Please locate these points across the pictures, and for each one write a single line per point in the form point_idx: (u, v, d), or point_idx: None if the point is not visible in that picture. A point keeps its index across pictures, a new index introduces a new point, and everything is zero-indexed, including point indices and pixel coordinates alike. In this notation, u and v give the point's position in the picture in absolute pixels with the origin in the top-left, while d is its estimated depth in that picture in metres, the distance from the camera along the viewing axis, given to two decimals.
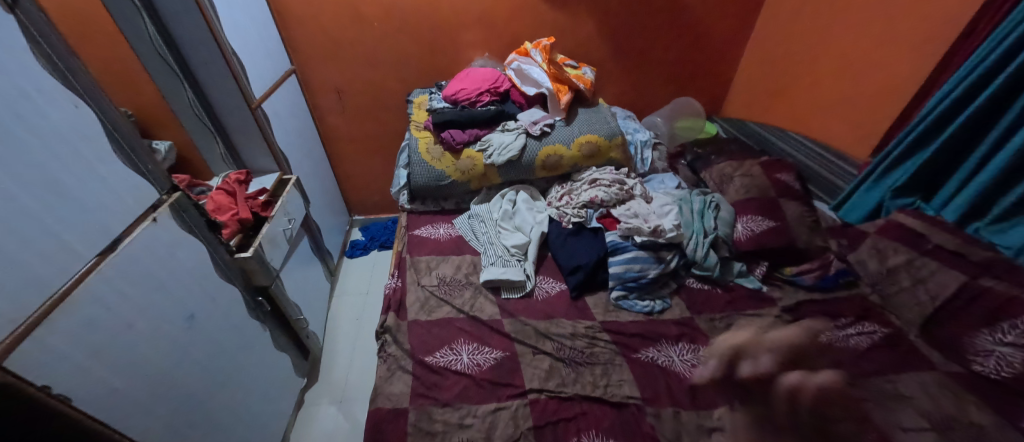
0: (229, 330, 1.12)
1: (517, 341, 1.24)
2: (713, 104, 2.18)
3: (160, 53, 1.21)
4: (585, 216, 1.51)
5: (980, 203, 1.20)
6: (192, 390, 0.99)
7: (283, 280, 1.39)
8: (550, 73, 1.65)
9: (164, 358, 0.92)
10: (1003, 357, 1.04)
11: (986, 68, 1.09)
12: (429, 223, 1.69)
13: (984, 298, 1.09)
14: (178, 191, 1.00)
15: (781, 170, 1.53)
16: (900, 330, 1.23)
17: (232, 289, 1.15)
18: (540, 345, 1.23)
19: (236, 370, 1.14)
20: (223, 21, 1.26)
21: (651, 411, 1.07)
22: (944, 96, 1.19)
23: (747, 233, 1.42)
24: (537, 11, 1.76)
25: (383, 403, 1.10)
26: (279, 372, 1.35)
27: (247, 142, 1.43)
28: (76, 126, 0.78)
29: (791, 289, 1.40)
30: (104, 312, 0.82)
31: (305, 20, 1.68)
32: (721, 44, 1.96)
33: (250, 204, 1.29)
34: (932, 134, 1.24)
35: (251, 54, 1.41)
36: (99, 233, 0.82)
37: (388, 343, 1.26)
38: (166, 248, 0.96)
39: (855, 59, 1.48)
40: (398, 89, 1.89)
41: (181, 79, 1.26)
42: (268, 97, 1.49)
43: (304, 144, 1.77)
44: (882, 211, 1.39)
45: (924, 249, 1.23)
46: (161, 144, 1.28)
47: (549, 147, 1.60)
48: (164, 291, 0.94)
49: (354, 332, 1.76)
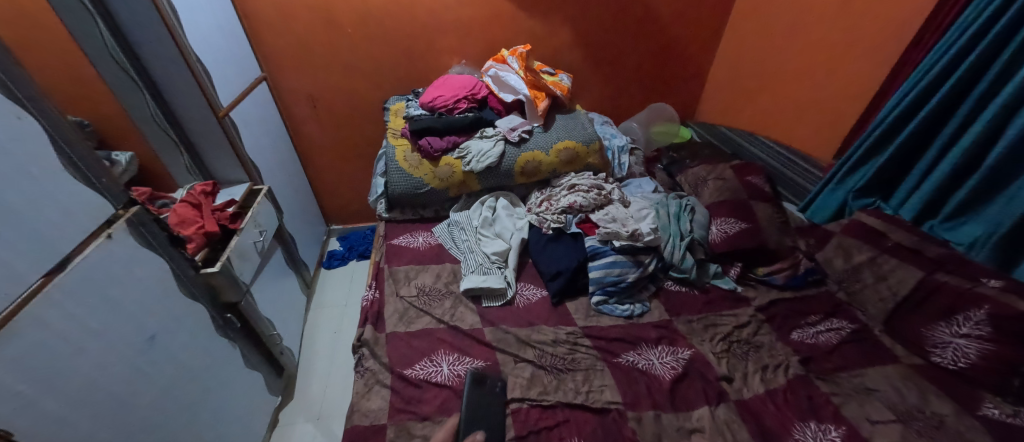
0: (192, 348, 1.07)
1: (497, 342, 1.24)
2: (688, 110, 2.22)
3: (117, 60, 1.14)
4: (565, 221, 1.52)
5: (933, 202, 1.27)
6: (153, 414, 0.94)
7: (254, 294, 1.34)
8: (527, 80, 1.66)
9: (120, 380, 0.87)
10: (959, 348, 1.09)
11: (934, 76, 1.15)
12: (408, 232, 1.66)
13: (940, 292, 1.15)
14: (136, 204, 0.96)
15: (751, 173, 1.58)
16: (865, 325, 1.28)
17: (197, 306, 1.10)
18: (521, 352, 1.23)
19: (203, 389, 1.09)
20: (185, 26, 1.21)
21: (632, 415, 1.08)
22: (898, 102, 1.25)
23: (720, 235, 1.46)
24: (513, 17, 1.76)
25: (359, 420, 1.08)
26: (251, 391, 1.30)
27: (214, 152, 1.38)
28: (18, 140, 0.73)
29: (763, 288, 1.44)
30: (48, 337, 0.76)
31: (274, 25, 1.63)
32: (694, 50, 2.00)
33: (217, 217, 1.23)
34: (888, 138, 1.30)
35: (217, 60, 1.36)
36: (44, 252, 0.77)
37: (366, 357, 1.23)
38: (120, 265, 0.91)
39: (816, 66, 1.54)
40: (373, 96, 1.85)
41: (140, 86, 1.19)
42: (237, 106, 1.43)
43: (276, 154, 1.71)
44: (845, 211, 1.45)
45: (884, 246, 1.29)
46: (122, 155, 1.17)
47: (527, 154, 1.60)
48: (120, 312, 0.89)
49: (332, 345, 1.71)
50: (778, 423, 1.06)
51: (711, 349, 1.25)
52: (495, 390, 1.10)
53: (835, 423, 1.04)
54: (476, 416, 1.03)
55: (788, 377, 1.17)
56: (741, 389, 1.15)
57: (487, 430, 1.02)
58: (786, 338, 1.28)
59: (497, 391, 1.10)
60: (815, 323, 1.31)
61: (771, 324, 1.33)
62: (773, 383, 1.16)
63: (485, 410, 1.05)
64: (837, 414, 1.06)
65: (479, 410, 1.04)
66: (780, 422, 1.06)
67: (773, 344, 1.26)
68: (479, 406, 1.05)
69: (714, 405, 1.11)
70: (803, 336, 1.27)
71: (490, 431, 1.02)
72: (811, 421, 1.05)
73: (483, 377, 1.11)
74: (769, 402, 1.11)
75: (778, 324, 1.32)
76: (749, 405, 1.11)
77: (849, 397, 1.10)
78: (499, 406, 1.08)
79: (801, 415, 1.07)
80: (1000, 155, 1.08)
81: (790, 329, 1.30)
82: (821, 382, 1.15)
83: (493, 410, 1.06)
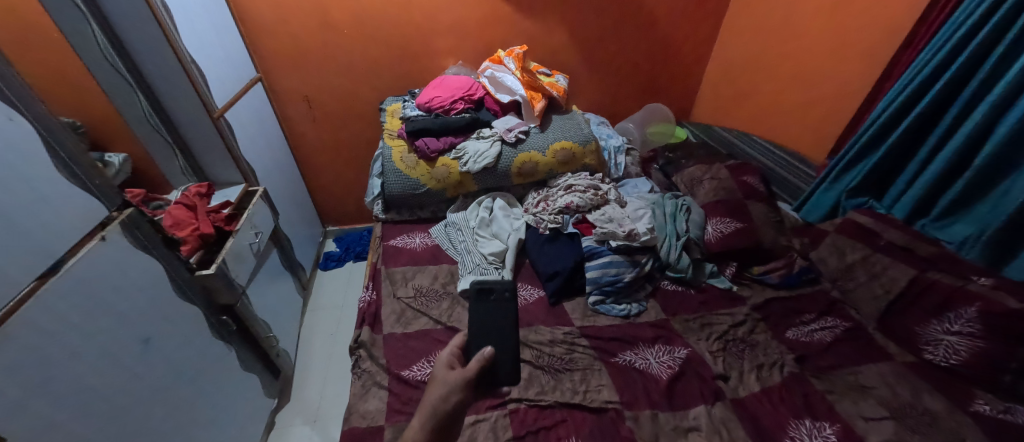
0: (188, 351, 1.06)
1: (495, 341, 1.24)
2: (683, 110, 2.23)
3: (112, 64, 1.14)
4: (562, 222, 1.52)
5: (925, 202, 1.28)
6: (148, 418, 0.93)
7: (250, 297, 1.33)
8: (524, 80, 1.66)
9: (114, 384, 0.86)
10: (951, 345, 1.11)
11: (925, 77, 1.17)
12: (405, 233, 1.66)
13: (932, 290, 1.16)
14: (130, 207, 0.95)
15: (747, 173, 1.59)
16: (859, 323, 1.30)
17: (192, 308, 1.10)
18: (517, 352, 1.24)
19: (198, 392, 1.08)
20: (179, 26, 1.20)
21: (630, 414, 1.09)
22: (890, 102, 1.26)
23: (716, 235, 1.47)
24: (509, 18, 1.76)
25: (357, 421, 1.08)
26: (247, 394, 1.29)
27: (209, 153, 1.37)
28: (10, 142, 0.72)
29: (759, 287, 1.45)
30: (42, 341, 0.75)
31: (269, 25, 1.62)
32: (690, 51, 2.01)
33: (211, 218, 1.21)
34: (880, 138, 1.31)
35: (212, 61, 1.35)
36: (37, 255, 0.77)
37: (363, 358, 1.23)
38: (115, 268, 0.90)
39: (809, 67, 1.55)
40: (369, 97, 1.85)
41: (133, 87, 1.19)
42: (231, 106, 1.42)
43: (272, 155, 1.70)
44: (839, 210, 1.46)
45: (877, 245, 1.30)
46: (115, 158, 1.15)
47: (524, 154, 1.60)
48: (115, 315, 0.89)
49: (329, 347, 1.71)
50: (773, 421, 1.07)
51: (707, 348, 1.25)
52: (502, 299, 1.08)
53: (830, 421, 1.05)
54: (483, 327, 1.03)
55: (783, 375, 1.18)
56: (737, 388, 1.16)
57: (495, 342, 1.01)
58: (781, 337, 1.29)
59: (504, 301, 1.08)
60: (809, 321, 1.32)
61: (766, 322, 1.34)
62: (768, 381, 1.17)
63: (492, 321, 1.04)
64: (832, 411, 1.07)
65: (486, 322, 1.04)
66: (775, 420, 1.07)
67: (768, 343, 1.27)
68: (486, 318, 1.05)
69: (710, 404, 1.12)
70: (798, 335, 1.29)
71: (499, 343, 1.01)
72: (806, 418, 1.06)
73: (489, 288, 1.10)
74: (764, 400, 1.12)
75: (773, 323, 1.33)
76: (745, 403, 1.12)
77: (843, 395, 1.11)
78: (507, 316, 1.06)
79: (797, 412, 1.08)
80: (990, 155, 1.09)
81: (786, 328, 1.31)
82: (816, 380, 1.16)
83: (501, 322, 1.04)
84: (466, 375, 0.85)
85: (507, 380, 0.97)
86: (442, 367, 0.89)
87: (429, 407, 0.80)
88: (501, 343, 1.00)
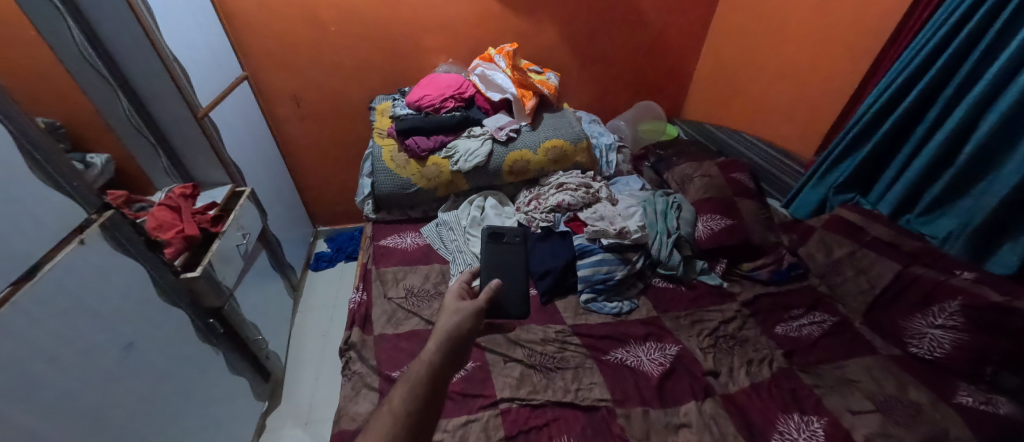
0: (172, 356, 1.04)
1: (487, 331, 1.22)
2: (674, 107, 2.24)
3: (91, 62, 1.11)
4: (553, 220, 1.53)
5: (910, 197, 1.30)
6: (131, 424, 0.91)
7: (238, 299, 1.31)
8: (514, 79, 1.65)
9: (94, 391, 0.84)
10: (935, 338, 1.13)
11: (908, 75, 1.18)
12: (396, 233, 1.65)
13: (916, 284, 1.19)
14: (110, 208, 0.93)
15: (736, 170, 1.61)
16: (846, 318, 1.32)
17: (177, 312, 1.08)
18: (509, 349, 1.24)
19: (184, 396, 1.06)
20: (161, 23, 1.17)
21: (621, 411, 1.09)
22: (875, 99, 1.28)
23: (706, 232, 1.49)
24: (500, 16, 1.75)
25: (348, 424, 1.07)
26: (235, 397, 1.27)
27: (194, 152, 1.34)
28: None
29: (748, 283, 1.46)
30: (21, 350, 0.73)
31: (254, 22, 1.59)
32: (680, 48, 2.02)
33: (197, 219, 1.19)
34: (866, 135, 1.33)
35: (195, 59, 1.32)
36: (12, 261, 0.74)
37: (353, 360, 1.22)
38: (95, 272, 0.88)
39: (798, 65, 1.56)
40: (358, 95, 1.83)
41: (114, 87, 1.16)
42: (217, 105, 1.40)
43: (259, 154, 1.68)
44: (827, 206, 1.48)
45: (863, 241, 1.33)
46: (97, 158, 1.11)
47: (515, 152, 1.60)
48: (95, 319, 0.87)
49: (320, 349, 1.69)
50: (762, 417, 1.08)
51: (698, 345, 1.26)
52: (512, 242, 1.29)
53: (818, 414, 1.07)
54: (496, 265, 1.23)
55: (772, 370, 1.19)
56: (727, 384, 1.17)
57: (504, 277, 1.20)
58: (770, 332, 1.30)
59: (515, 243, 1.29)
60: (798, 317, 1.34)
61: (755, 318, 1.35)
62: (758, 377, 1.18)
63: (504, 258, 1.24)
64: (819, 406, 1.09)
65: (498, 261, 1.24)
66: (764, 415, 1.09)
67: (757, 338, 1.29)
68: (497, 256, 1.25)
69: (701, 400, 1.12)
70: (786, 330, 1.30)
71: (507, 278, 1.19)
72: (794, 413, 1.07)
73: (501, 233, 1.30)
74: (754, 396, 1.13)
75: (762, 319, 1.35)
76: (734, 399, 1.13)
77: (831, 389, 1.13)
78: (517, 254, 1.26)
79: (785, 407, 1.09)
80: (972, 151, 1.11)
81: (774, 323, 1.33)
82: (804, 374, 1.17)
83: (510, 260, 1.24)
84: (477, 304, 0.82)
85: (516, 311, 1.13)
86: (452, 298, 0.85)
87: (442, 333, 0.76)
88: (509, 279, 1.19)
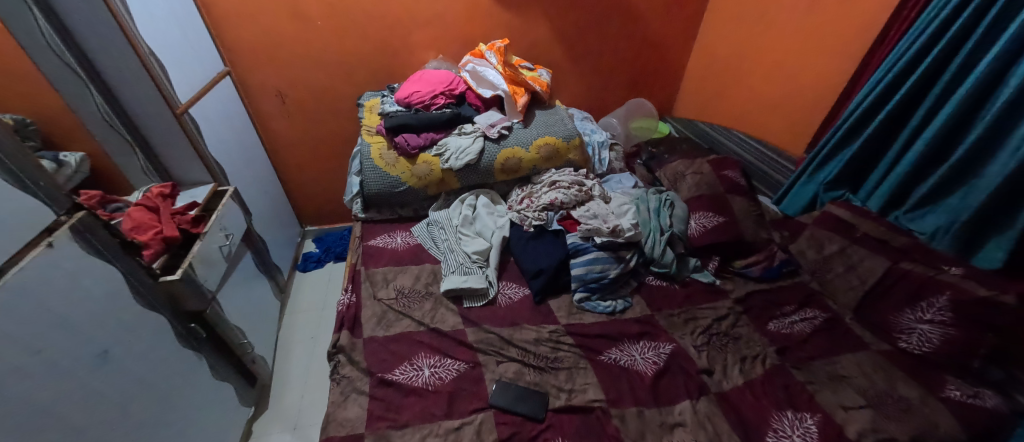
0: (149, 362, 1.00)
1: (501, 384, 1.12)
2: (666, 104, 2.23)
3: (62, 57, 1.06)
4: (546, 219, 1.50)
5: (899, 193, 1.29)
6: (107, 433, 0.87)
7: (221, 302, 1.27)
8: (506, 75, 1.62)
9: (66, 401, 0.80)
10: (924, 333, 1.13)
11: (896, 72, 1.18)
12: (386, 232, 1.62)
13: (905, 281, 1.19)
14: (81, 209, 0.90)
15: (728, 167, 1.61)
16: (837, 313, 1.32)
17: (155, 316, 1.04)
18: (511, 388, 1.12)
19: (163, 402, 1.02)
20: (137, 17, 1.13)
21: (616, 412, 1.08)
22: (866, 95, 1.27)
23: (699, 229, 1.49)
24: (491, 11, 1.72)
25: (336, 430, 1.04)
26: (219, 403, 1.23)
27: (175, 151, 1.30)
28: None
29: (740, 280, 1.47)
30: None
31: (236, 16, 1.54)
32: (672, 44, 2.01)
33: (176, 221, 1.15)
34: (857, 131, 1.32)
35: (172, 54, 1.27)
36: None
37: (343, 364, 1.19)
38: (66, 277, 0.84)
39: (789, 61, 1.56)
40: (346, 92, 1.79)
41: (85, 80, 1.10)
42: (196, 101, 1.35)
43: (244, 153, 1.63)
44: (818, 203, 1.46)
45: (854, 237, 1.33)
46: (70, 157, 1.07)
47: (506, 151, 1.58)
48: (67, 326, 0.83)
49: (309, 351, 1.66)
50: (757, 415, 1.08)
51: (692, 343, 1.26)
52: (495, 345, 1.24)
53: (810, 411, 1.07)
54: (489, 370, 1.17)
55: (766, 367, 1.19)
56: (721, 381, 1.17)
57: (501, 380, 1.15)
58: (763, 329, 1.30)
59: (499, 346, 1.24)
60: (790, 313, 1.34)
61: (748, 316, 1.35)
62: (752, 374, 1.18)
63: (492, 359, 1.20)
64: (812, 402, 1.09)
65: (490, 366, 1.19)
66: (758, 412, 1.08)
67: (750, 336, 1.29)
68: (488, 356, 1.21)
69: (695, 398, 1.12)
70: (779, 327, 1.30)
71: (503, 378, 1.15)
72: (788, 410, 1.07)
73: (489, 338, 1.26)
74: (747, 393, 1.13)
75: (755, 316, 1.35)
76: (729, 397, 1.13)
77: (823, 385, 1.12)
78: (507, 357, 1.21)
79: (778, 404, 1.09)
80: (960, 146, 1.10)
81: (767, 320, 1.33)
82: (796, 371, 1.17)
83: (500, 364, 1.19)
84: None
85: (511, 389, 1.12)
86: None
87: None
88: (506, 382, 1.14)
